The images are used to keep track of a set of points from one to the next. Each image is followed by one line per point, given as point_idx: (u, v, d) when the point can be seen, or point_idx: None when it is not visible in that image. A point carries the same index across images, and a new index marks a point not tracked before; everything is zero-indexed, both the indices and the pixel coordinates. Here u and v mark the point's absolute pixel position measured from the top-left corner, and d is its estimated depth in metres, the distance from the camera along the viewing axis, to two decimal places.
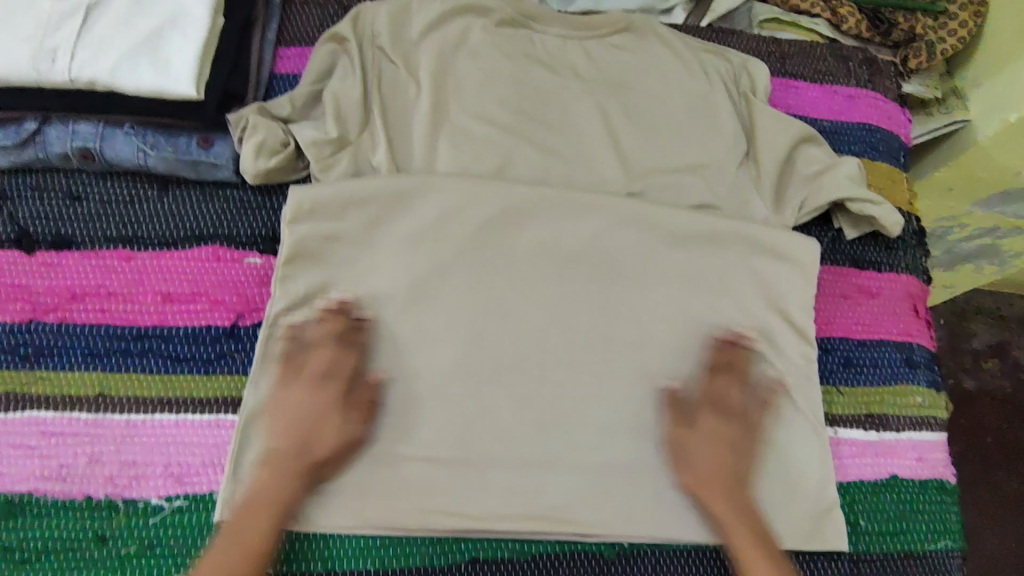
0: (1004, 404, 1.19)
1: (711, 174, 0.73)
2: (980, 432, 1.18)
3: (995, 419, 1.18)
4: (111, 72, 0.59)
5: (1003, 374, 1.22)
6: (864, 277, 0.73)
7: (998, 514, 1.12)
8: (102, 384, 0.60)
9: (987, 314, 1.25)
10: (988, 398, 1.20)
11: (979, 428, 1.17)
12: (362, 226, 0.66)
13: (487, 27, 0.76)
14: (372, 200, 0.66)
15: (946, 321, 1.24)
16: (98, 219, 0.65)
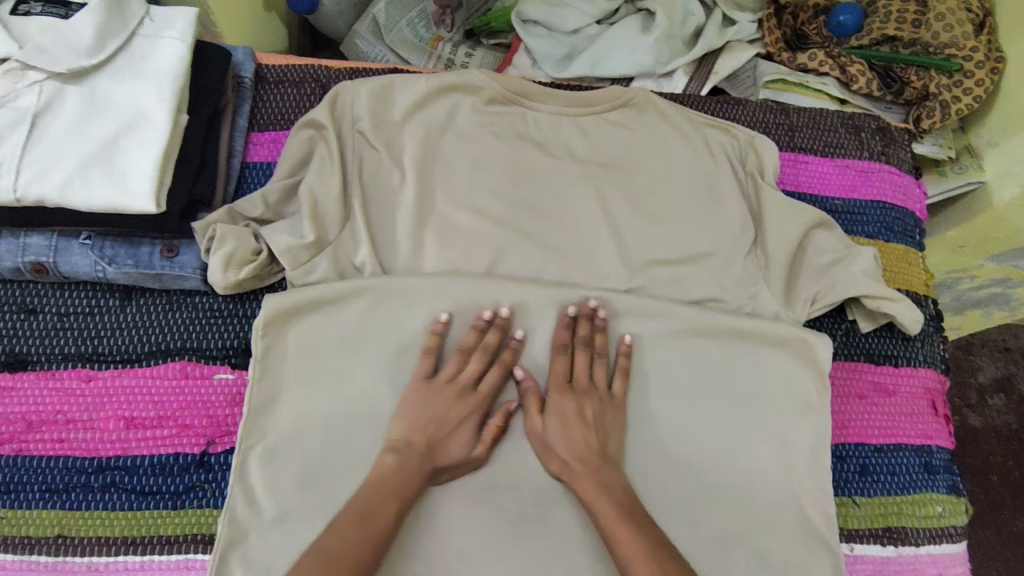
0: (1011, 441, 1.15)
1: (716, 265, 0.69)
2: (987, 471, 1.14)
3: (1002, 457, 1.14)
4: (61, 189, 0.53)
5: (1009, 410, 1.17)
6: (880, 373, 0.69)
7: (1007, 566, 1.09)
8: (61, 524, 0.56)
9: (993, 346, 1.20)
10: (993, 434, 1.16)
11: (987, 471, 1.13)
12: (345, 333, 0.62)
13: (476, 106, 0.71)
14: (356, 303, 0.62)
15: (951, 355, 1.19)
16: (56, 335, 0.60)
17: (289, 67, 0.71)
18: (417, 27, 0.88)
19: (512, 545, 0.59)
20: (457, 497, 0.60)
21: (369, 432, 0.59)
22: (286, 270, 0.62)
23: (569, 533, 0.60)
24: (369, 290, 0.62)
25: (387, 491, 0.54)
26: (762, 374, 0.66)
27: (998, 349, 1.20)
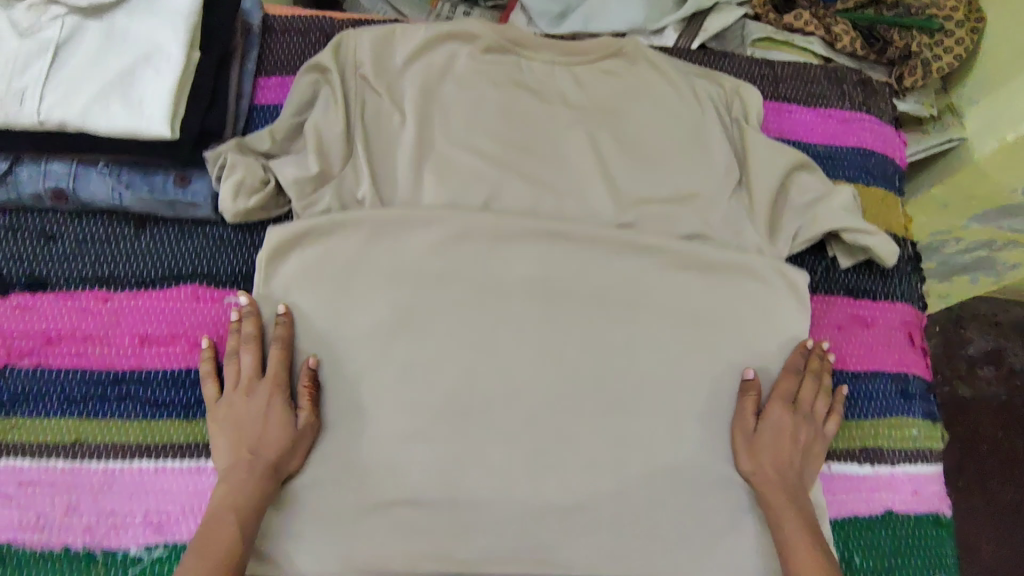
0: (1000, 411, 1.17)
1: (703, 204, 0.72)
2: (978, 439, 1.16)
3: (992, 427, 1.16)
4: (81, 113, 0.57)
5: (998, 382, 1.19)
6: (859, 306, 0.72)
7: (993, 525, 1.12)
8: (80, 431, 0.59)
9: (983, 320, 1.22)
10: (984, 406, 1.18)
11: (975, 437, 1.16)
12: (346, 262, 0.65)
13: (474, 54, 0.74)
14: (357, 236, 0.65)
15: (941, 329, 1.22)
16: (74, 259, 0.63)
17: (294, 17, 0.74)
18: None
19: (506, 460, 0.62)
20: (452, 413, 0.63)
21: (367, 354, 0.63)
22: (292, 200, 0.65)
23: (559, 449, 0.63)
24: (371, 220, 0.65)
25: (231, 502, 0.56)
26: (746, 305, 0.69)
27: (989, 323, 1.22)
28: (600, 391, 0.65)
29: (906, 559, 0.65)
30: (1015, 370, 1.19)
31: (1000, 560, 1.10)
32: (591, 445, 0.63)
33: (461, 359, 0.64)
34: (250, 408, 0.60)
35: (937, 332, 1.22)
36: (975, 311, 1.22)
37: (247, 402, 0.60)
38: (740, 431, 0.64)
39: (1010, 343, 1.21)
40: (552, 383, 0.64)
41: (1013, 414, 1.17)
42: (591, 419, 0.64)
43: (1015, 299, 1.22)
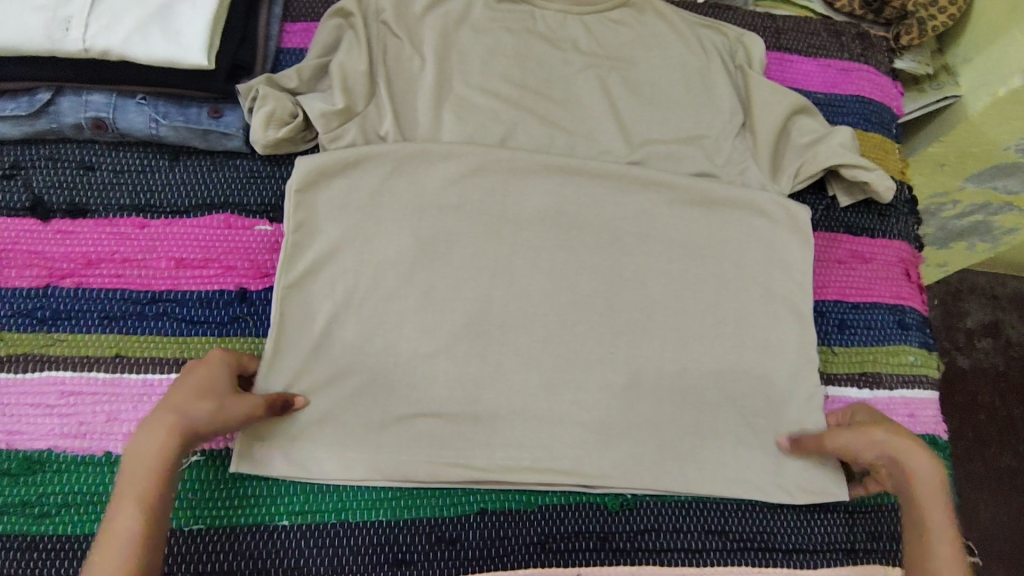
0: (997, 379, 1.20)
1: (708, 144, 0.75)
2: (976, 409, 1.18)
3: (989, 397, 1.19)
4: (124, 42, 0.61)
5: (995, 352, 1.23)
6: (858, 242, 0.75)
7: (993, 487, 1.13)
8: (119, 345, 0.62)
9: (980, 294, 1.27)
10: (981, 373, 1.21)
11: (973, 404, 1.18)
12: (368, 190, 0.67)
13: (489, 2, 0.77)
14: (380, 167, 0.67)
15: (940, 302, 1.26)
16: (112, 188, 0.67)
17: None
18: None
19: (524, 379, 0.65)
20: (471, 333, 0.65)
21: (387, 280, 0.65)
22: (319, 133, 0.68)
23: (574, 369, 0.65)
24: (392, 154, 0.67)
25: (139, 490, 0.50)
26: (753, 234, 0.71)
27: (986, 295, 1.27)
28: (613, 316, 0.67)
29: None
30: (1011, 341, 1.24)
31: (1001, 520, 1.11)
32: (608, 367, 0.66)
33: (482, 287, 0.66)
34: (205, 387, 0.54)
35: (936, 304, 1.25)
36: (972, 284, 1.27)
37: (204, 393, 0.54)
38: (860, 441, 0.59)
39: (1006, 316, 1.26)
40: (568, 308, 0.67)
41: (1008, 383, 1.20)
42: (605, 342, 0.66)
43: (1010, 273, 1.27)
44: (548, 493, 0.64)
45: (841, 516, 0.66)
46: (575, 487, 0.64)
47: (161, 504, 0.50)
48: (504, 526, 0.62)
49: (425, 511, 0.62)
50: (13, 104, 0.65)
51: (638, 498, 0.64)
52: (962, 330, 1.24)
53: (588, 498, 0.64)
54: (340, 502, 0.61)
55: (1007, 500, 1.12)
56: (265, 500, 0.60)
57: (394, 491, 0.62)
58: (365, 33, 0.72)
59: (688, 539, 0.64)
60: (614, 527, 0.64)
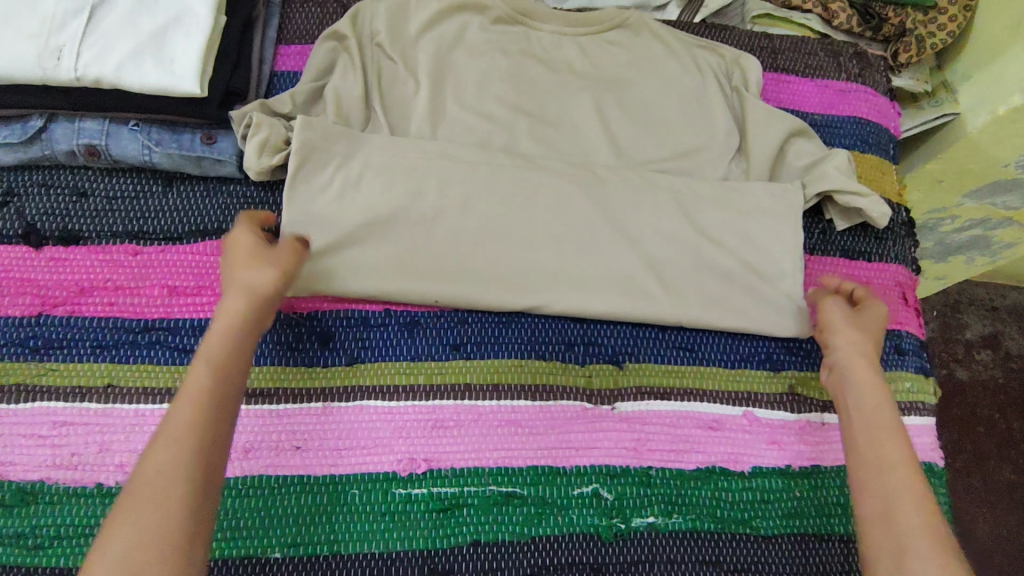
0: (997, 393, 1.20)
1: (704, 169, 0.75)
2: (975, 422, 1.18)
3: (988, 410, 1.19)
4: (116, 70, 0.61)
5: (995, 365, 1.22)
6: (854, 267, 0.75)
7: (993, 503, 1.12)
8: (111, 375, 0.62)
9: (979, 305, 1.26)
10: (980, 387, 1.20)
11: (973, 418, 1.17)
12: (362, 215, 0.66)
13: (484, 25, 0.77)
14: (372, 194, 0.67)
15: (939, 313, 1.26)
16: (105, 214, 0.66)
17: None
18: None
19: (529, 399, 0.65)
20: None
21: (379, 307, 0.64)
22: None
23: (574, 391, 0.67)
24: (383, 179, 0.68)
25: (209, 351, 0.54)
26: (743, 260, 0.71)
27: (985, 308, 1.27)
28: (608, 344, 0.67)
29: None
30: (1011, 354, 1.23)
31: (1003, 537, 1.10)
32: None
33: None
34: (251, 288, 0.57)
35: (935, 316, 1.25)
36: (971, 296, 1.27)
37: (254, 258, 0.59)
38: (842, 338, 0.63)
39: (1006, 328, 1.26)
40: None
41: (1008, 397, 1.20)
42: None
43: (1009, 284, 1.27)
44: (543, 523, 0.62)
45: (839, 548, 0.65)
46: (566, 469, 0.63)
47: (212, 421, 0.50)
48: (498, 557, 0.61)
49: (416, 543, 0.60)
50: (6, 131, 0.65)
51: (634, 528, 0.63)
52: (961, 343, 1.24)
53: (580, 529, 0.62)
54: (333, 534, 0.60)
55: (1009, 516, 1.11)
56: (252, 532, 0.59)
57: (385, 521, 0.61)
58: (360, 58, 0.72)
59: (682, 571, 0.62)
60: (608, 557, 0.62)
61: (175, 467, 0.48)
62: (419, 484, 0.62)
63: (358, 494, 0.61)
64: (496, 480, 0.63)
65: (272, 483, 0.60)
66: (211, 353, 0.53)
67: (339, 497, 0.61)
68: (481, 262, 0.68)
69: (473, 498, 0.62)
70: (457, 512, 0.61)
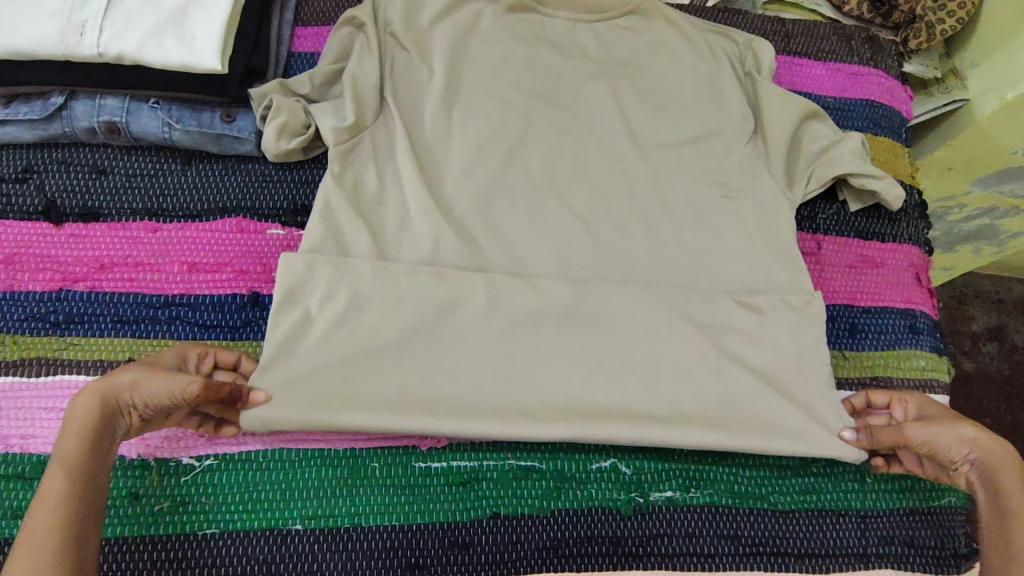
0: (1003, 385, 1.20)
1: (720, 151, 0.75)
2: (981, 413, 1.18)
3: (994, 400, 1.19)
4: (138, 46, 0.61)
5: (1001, 357, 1.23)
6: (868, 247, 0.75)
7: None
8: (132, 349, 0.62)
9: (984, 298, 1.27)
10: (986, 378, 1.21)
11: (979, 410, 1.18)
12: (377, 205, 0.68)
13: (498, 14, 0.78)
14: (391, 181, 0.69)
15: (944, 305, 1.26)
16: (125, 192, 0.67)
17: None
18: None
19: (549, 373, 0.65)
20: None
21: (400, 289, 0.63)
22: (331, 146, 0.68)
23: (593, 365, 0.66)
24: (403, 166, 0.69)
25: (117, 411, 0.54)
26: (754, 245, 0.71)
27: (992, 299, 1.27)
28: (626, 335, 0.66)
29: (919, 479, 0.67)
30: (1017, 345, 1.24)
31: None
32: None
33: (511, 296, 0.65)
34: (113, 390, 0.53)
35: (941, 307, 1.25)
36: (976, 289, 1.28)
37: (147, 369, 0.54)
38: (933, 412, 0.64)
39: (1012, 320, 1.26)
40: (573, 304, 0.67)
41: (1015, 387, 1.20)
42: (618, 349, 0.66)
43: (1014, 276, 1.28)
44: (561, 499, 0.62)
45: (855, 522, 0.65)
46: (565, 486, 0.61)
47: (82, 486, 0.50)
48: (516, 530, 0.61)
49: (436, 516, 0.60)
50: (27, 108, 0.65)
51: (653, 502, 0.63)
52: (967, 334, 1.24)
53: (599, 503, 0.63)
54: (353, 507, 0.60)
55: None
56: (272, 504, 0.59)
57: (404, 495, 0.61)
58: (377, 39, 0.72)
59: (700, 544, 0.62)
60: (627, 531, 0.62)
61: (38, 538, 0.47)
62: (438, 458, 0.62)
63: (378, 468, 0.61)
64: (516, 454, 0.63)
65: (293, 456, 0.61)
66: (72, 430, 0.52)
67: (359, 470, 0.61)
68: (497, 244, 0.69)
69: (492, 472, 0.63)
70: (475, 486, 0.62)
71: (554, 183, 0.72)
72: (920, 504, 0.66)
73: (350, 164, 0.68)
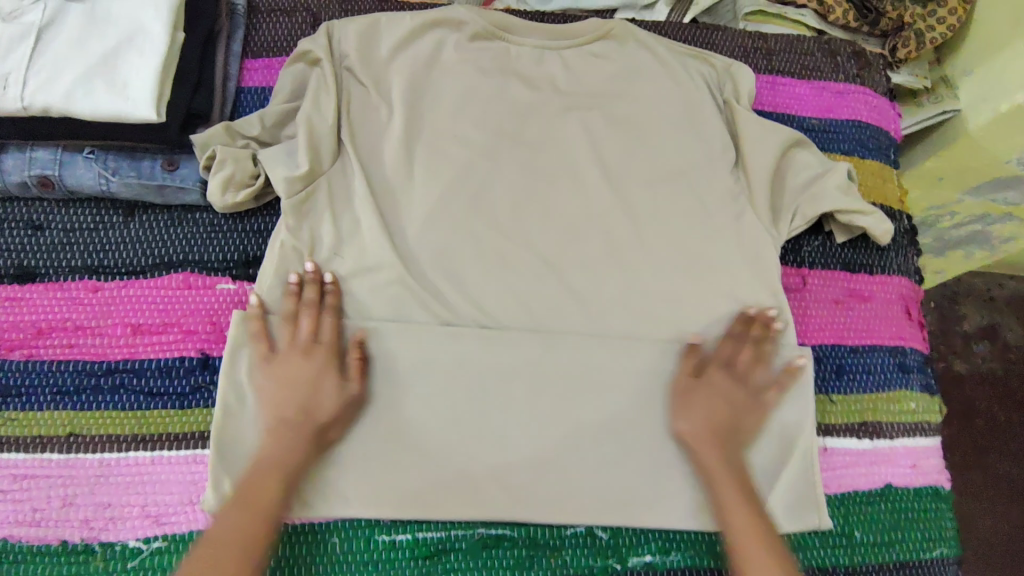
0: (994, 386, 1.17)
1: (699, 184, 0.71)
2: (973, 415, 1.16)
3: (986, 401, 1.16)
4: (65, 97, 0.56)
5: (992, 358, 1.18)
6: (856, 280, 0.72)
7: (991, 496, 1.10)
8: (73, 423, 0.58)
9: (977, 297, 1.21)
10: (976, 379, 1.18)
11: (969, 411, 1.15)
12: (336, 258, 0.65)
13: (460, 42, 0.72)
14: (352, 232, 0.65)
15: (935, 306, 1.22)
16: (63, 249, 0.62)
17: None
18: None
19: (522, 431, 0.62)
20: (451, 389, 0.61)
21: (364, 353, 0.61)
22: (283, 196, 0.63)
23: (567, 426, 0.62)
24: (367, 217, 0.65)
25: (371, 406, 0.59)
26: (732, 287, 0.68)
27: (983, 298, 1.22)
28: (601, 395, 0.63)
29: (907, 531, 0.64)
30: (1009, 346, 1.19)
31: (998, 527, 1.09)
32: (607, 439, 0.62)
33: (485, 354, 0.62)
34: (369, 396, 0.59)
35: (932, 309, 1.21)
36: (969, 287, 1.21)
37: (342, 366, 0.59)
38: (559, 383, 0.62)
39: (1004, 319, 1.21)
40: (541, 356, 0.63)
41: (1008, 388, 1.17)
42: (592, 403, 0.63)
43: (1008, 274, 1.22)
44: (533, 564, 0.61)
45: None
46: (390, 517, 0.60)
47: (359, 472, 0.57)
48: None
49: None
50: None
51: (629, 566, 0.63)
52: (959, 335, 1.20)
53: (573, 569, 0.62)
54: None
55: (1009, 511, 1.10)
56: None
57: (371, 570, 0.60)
58: (333, 77, 0.68)
59: None
60: None
61: None
62: (402, 530, 0.61)
63: (339, 544, 0.60)
64: (485, 523, 0.61)
65: None
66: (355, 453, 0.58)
67: (319, 547, 0.60)
68: (464, 298, 0.65)
69: (459, 541, 0.61)
70: (443, 557, 0.61)
71: (523, 230, 0.68)
72: (910, 558, 0.64)
73: (307, 214, 0.64)
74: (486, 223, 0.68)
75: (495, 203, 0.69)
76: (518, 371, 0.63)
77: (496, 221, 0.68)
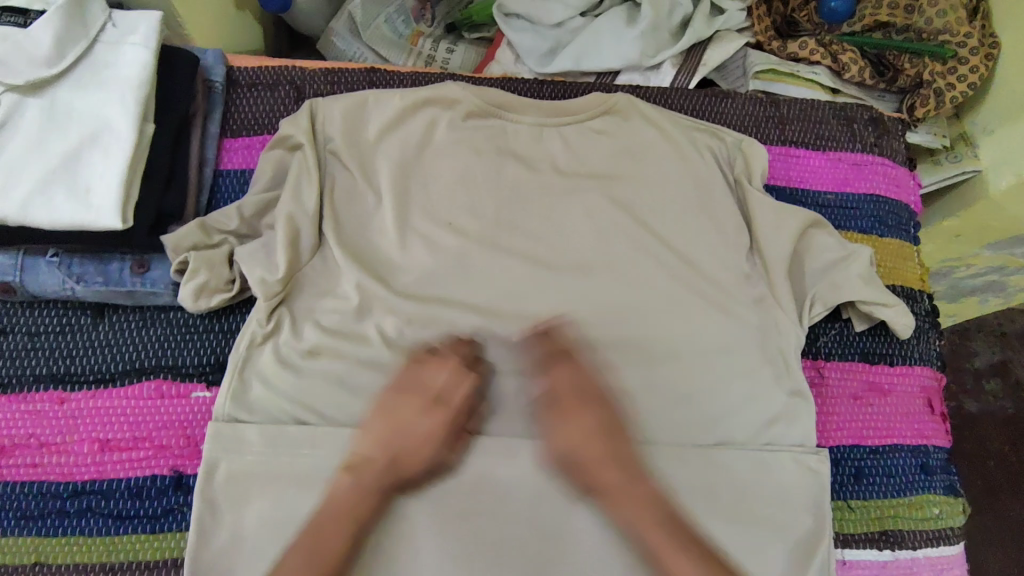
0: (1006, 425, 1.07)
1: (711, 270, 0.66)
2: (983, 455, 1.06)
3: (999, 442, 1.06)
4: (22, 206, 0.52)
5: (1005, 394, 1.09)
6: (876, 374, 0.67)
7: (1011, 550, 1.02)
8: (37, 551, 0.55)
9: (988, 331, 1.12)
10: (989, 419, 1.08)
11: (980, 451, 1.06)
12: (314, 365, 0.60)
13: (454, 121, 0.67)
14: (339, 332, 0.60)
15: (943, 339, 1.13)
16: (27, 355, 0.58)
17: (261, 69, 0.69)
18: (396, 23, 0.82)
19: (515, 544, 0.58)
20: (437, 496, 0.58)
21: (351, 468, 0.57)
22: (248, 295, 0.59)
23: (562, 541, 0.59)
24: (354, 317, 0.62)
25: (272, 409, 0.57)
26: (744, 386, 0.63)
27: (993, 333, 1.12)
28: (602, 507, 0.59)
29: None
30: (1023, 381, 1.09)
31: None
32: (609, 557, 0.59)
33: (475, 461, 0.59)
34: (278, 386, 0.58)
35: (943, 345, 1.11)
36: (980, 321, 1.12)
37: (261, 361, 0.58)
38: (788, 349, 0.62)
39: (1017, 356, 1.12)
40: (537, 461, 0.60)
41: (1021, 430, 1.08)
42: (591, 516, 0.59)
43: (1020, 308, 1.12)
44: None
45: None
46: None
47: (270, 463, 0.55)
48: None
49: None
50: None
51: None
52: (968, 372, 1.11)
53: None
54: None
55: None
56: None
57: None
58: (314, 163, 0.64)
59: None
60: None
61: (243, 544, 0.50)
62: None
63: None
64: None
65: None
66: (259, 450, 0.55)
67: None
68: None
69: None
70: None
71: (518, 322, 0.63)
72: None
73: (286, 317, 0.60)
74: (480, 316, 0.63)
75: (486, 293, 0.64)
76: (513, 478, 0.59)
77: (489, 314, 0.63)
